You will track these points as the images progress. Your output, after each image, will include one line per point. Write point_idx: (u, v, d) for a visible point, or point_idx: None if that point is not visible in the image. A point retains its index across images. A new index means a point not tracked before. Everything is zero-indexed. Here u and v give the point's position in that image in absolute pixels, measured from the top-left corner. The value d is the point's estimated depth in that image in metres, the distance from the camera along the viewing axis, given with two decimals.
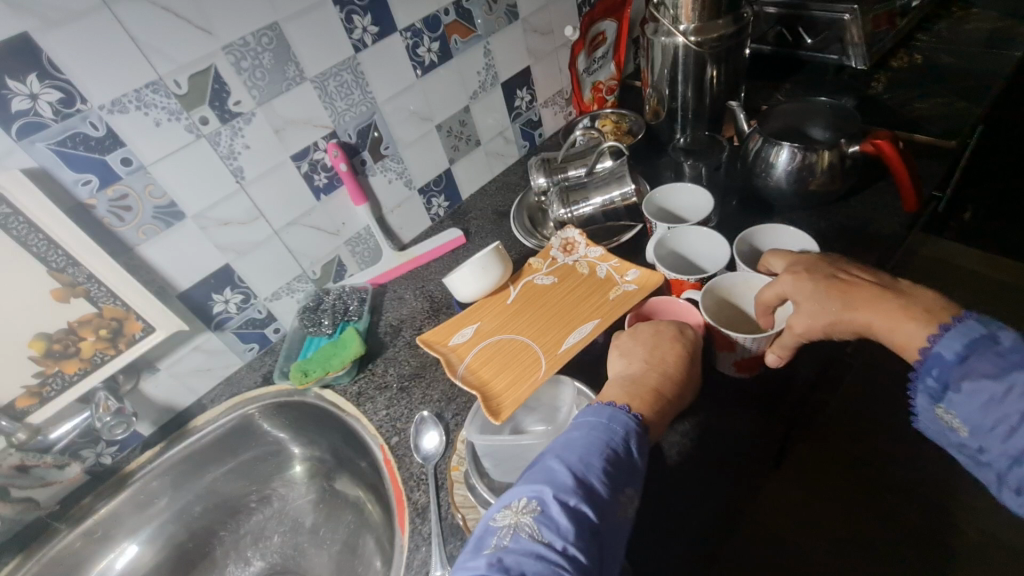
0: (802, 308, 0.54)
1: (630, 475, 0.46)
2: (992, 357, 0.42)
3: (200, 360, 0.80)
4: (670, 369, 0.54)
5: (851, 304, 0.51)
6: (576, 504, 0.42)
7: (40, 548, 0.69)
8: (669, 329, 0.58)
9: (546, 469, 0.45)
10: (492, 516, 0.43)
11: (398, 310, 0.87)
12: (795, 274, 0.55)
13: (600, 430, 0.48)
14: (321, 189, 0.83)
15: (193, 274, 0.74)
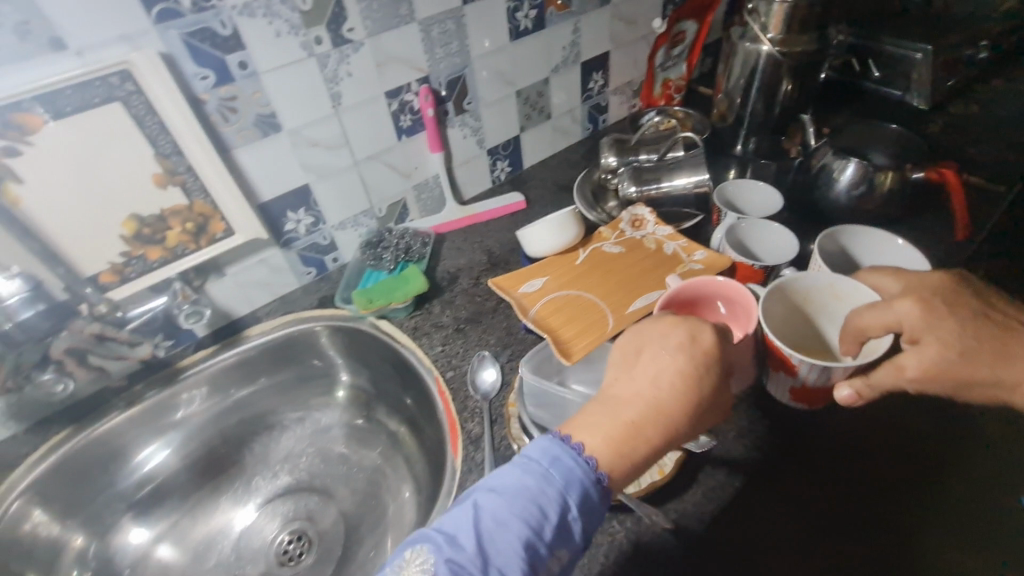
0: (930, 346, 0.49)
1: (558, 537, 0.42)
2: None
3: (262, 274, 0.82)
4: (662, 397, 0.47)
5: (1008, 356, 0.47)
6: (473, 572, 0.39)
7: (92, 424, 0.72)
8: (681, 335, 0.50)
9: (456, 523, 0.42)
10: (391, 560, 0.42)
11: (455, 259, 0.90)
12: (932, 303, 0.50)
13: (529, 483, 0.43)
14: (404, 130, 0.86)
15: (277, 189, 0.77)
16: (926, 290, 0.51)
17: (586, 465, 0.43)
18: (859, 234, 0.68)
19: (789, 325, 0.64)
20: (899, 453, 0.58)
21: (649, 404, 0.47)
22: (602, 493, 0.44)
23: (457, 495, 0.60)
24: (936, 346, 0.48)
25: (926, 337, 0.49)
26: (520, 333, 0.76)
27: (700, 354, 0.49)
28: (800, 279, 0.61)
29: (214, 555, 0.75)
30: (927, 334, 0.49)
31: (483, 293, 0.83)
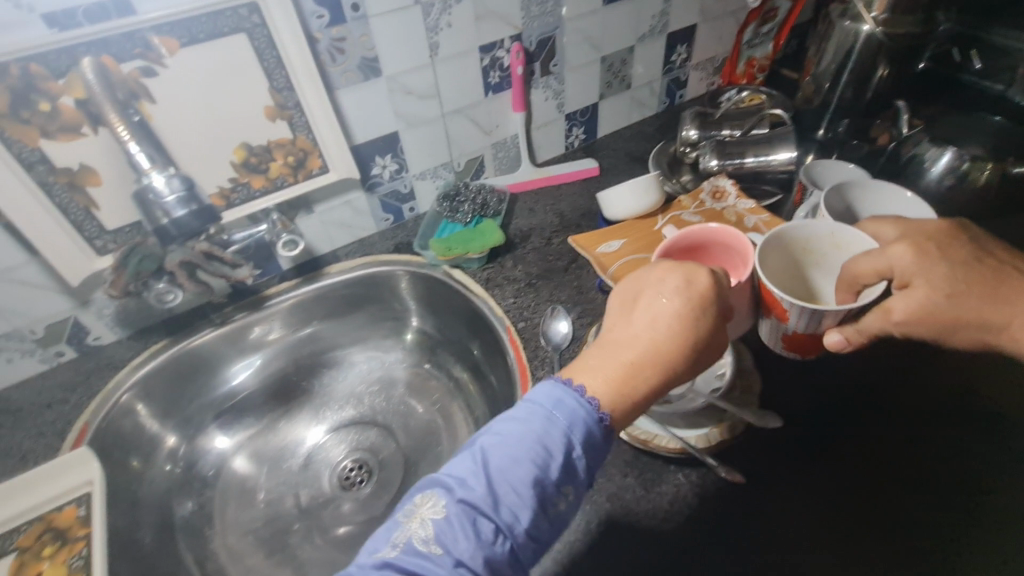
0: (919, 289, 0.48)
1: (565, 476, 0.43)
2: None
3: (346, 215, 0.86)
4: (658, 339, 0.46)
5: (999, 299, 0.47)
6: (483, 513, 0.41)
7: (188, 337, 0.78)
8: (675, 280, 0.48)
9: (464, 467, 0.43)
10: (402, 506, 0.43)
11: (528, 219, 0.92)
12: (923, 245, 0.49)
13: (533, 428, 0.43)
14: (492, 86, 0.87)
15: (369, 133, 0.80)
16: (920, 234, 0.50)
17: (589, 405, 0.44)
18: (862, 189, 0.66)
19: (784, 274, 0.60)
20: (938, 446, 0.57)
21: (644, 347, 0.46)
22: (607, 434, 0.45)
23: None
24: (925, 289, 0.48)
25: (918, 281, 0.48)
26: (590, 292, 0.78)
27: (696, 299, 0.47)
28: (803, 227, 0.57)
29: (284, 470, 0.80)
30: (919, 277, 0.48)
31: (555, 253, 0.85)
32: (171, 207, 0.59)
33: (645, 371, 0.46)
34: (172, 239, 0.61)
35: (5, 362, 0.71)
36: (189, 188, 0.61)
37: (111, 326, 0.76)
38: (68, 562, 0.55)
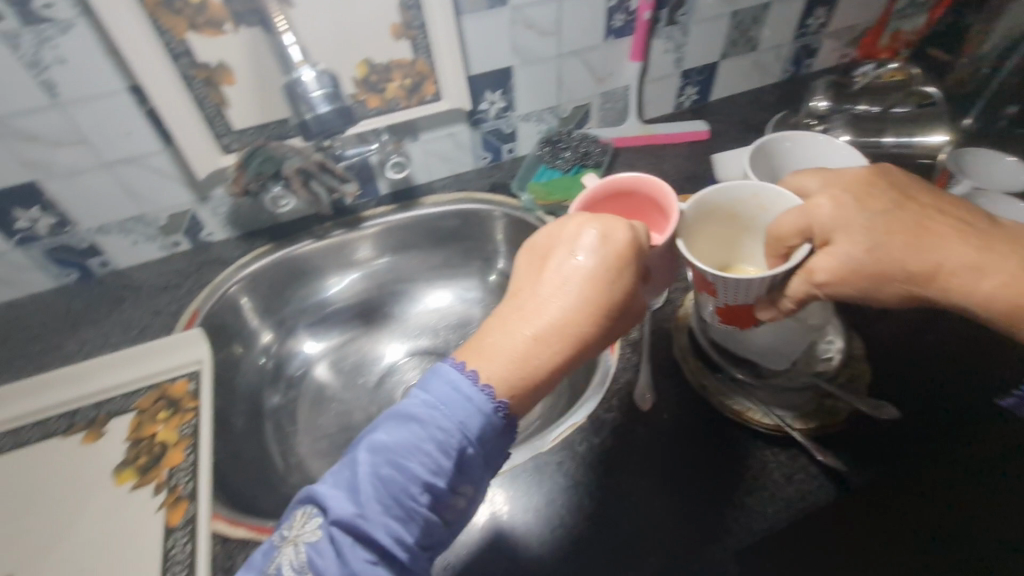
0: (845, 243, 0.43)
1: (458, 476, 0.40)
2: None
3: (447, 148, 0.86)
4: (552, 302, 0.42)
5: (924, 244, 0.42)
6: (362, 529, 0.38)
7: (289, 246, 0.81)
8: (588, 240, 0.43)
9: (340, 482, 0.40)
10: (279, 527, 0.40)
11: (628, 175, 0.89)
12: (835, 196, 0.44)
13: (415, 429, 0.40)
14: (613, 30, 0.83)
15: (485, 64, 0.78)
16: (837, 185, 0.46)
17: (485, 397, 0.40)
18: (784, 142, 0.63)
19: (706, 243, 0.54)
20: None
21: (545, 315, 0.42)
22: (507, 424, 0.41)
23: (609, 387, 0.62)
24: (852, 243, 0.43)
25: (840, 236, 0.43)
26: None
27: (611, 257, 0.43)
28: (722, 189, 0.50)
29: (358, 386, 0.82)
30: (839, 232, 0.43)
31: None
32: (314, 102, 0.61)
33: (538, 333, 0.42)
34: (314, 135, 0.63)
35: (132, 244, 0.77)
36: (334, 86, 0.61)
37: (222, 225, 0.80)
38: (179, 429, 0.61)
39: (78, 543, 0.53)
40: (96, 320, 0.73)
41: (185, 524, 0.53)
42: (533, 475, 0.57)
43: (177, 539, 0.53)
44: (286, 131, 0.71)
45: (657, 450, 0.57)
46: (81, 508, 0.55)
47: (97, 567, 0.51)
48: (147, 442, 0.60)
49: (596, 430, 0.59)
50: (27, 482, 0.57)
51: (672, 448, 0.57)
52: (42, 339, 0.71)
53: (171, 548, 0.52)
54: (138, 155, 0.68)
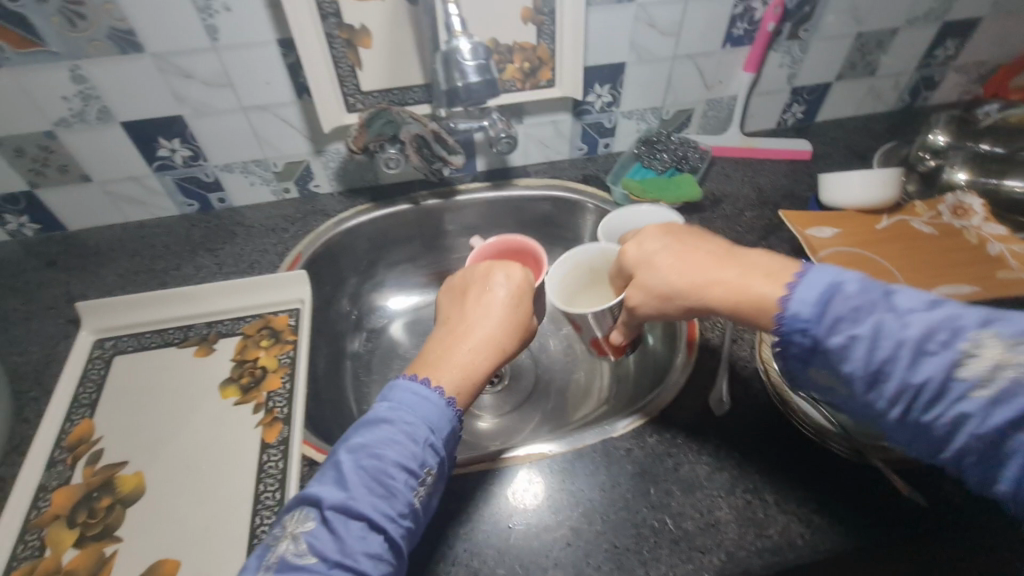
0: (653, 278, 0.51)
1: (428, 463, 0.46)
2: (842, 304, 0.39)
3: (548, 135, 0.88)
4: (469, 326, 0.56)
5: (686, 264, 0.50)
6: (354, 509, 0.42)
7: (387, 207, 0.85)
8: (494, 276, 0.60)
9: (326, 478, 0.44)
10: (273, 530, 0.43)
11: (723, 185, 0.88)
12: (641, 240, 0.54)
13: (388, 426, 0.46)
14: (732, 38, 0.83)
15: (601, 57, 0.79)
16: (636, 236, 0.55)
17: (438, 397, 0.49)
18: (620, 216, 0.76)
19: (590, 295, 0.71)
20: None
21: (470, 334, 0.56)
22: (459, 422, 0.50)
23: (683, 386, 0.63)
24: (657, 276, 0.50)
25: (645, 273, 0.52)
26: None
27: (516, 291, 0.59)
28: (580, 252, 0.68)
29: None
30: (642, 268, 0.53)
31: (745, 226, 0.82)
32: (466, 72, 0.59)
33: (464, 347, 0.54)
34: (458, 103, 0.62)
35: (249, 185, 0.83)
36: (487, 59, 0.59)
37: (330, 179, 0.85)
38: (279, 358, 0.66)
39: (185, 443, 0.59)
40: (211, 249, 0.80)
41: (279, 443, 0.58)
42: (602, 458, 0.58)
43: (271, 456, 0.57)
44: (407, 98, 0.75)
45: (728, 453, 0.58)
46: (190, 413, 0.61)
47: (200, 467, 0.57)
48: (250, 365, 0.65)
49: (668, 426, 0.60)
50: (146, 381, 0.64)
51: (744, 455, 0.57)
52: (164, 259, 0.78)
53: (265, 463, 0.57)
54: (272, 103, 0.74)
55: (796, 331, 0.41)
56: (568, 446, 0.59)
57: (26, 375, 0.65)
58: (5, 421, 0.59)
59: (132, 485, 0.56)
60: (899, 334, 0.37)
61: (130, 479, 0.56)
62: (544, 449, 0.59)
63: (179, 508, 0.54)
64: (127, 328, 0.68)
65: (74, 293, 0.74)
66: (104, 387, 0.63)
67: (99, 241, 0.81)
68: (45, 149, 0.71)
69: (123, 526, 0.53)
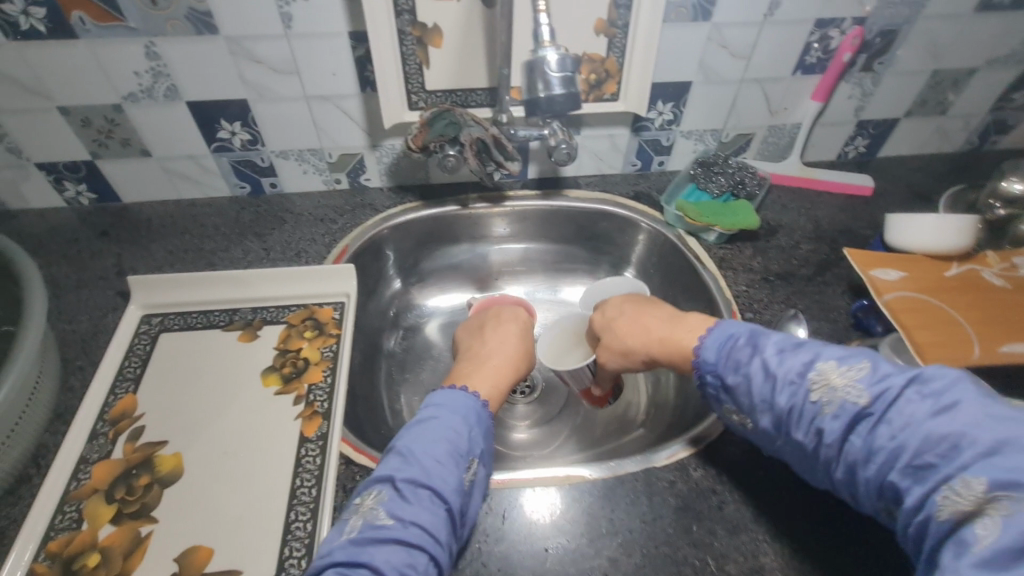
0: (614, 337, 0.66)
1: (474, 452, 0.52)
2: (736, 350, 0.53)
3: (603, 148, 0.87)
4: (481, 354, 0.69)
5: (637, 325, 0.65)
6: (420, 483, 0.48)
7: (435, 206, 0.84)
8: (507, 317, 0.76)
9: (394, 462, 0.49)
10: (350, 507, 0.48)
11: (779, 214, 0.86)
12: (605, 308, 0.70)
13: (440, 419, 0.53)
14: (804, 66, 0.80)
15: (668, 74, 0.78)
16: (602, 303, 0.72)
17: (476, 398, 0.57)
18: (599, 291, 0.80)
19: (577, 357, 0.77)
20: None
21: (489, 357, 0.68)
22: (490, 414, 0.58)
23: None
24: (618, 335, 0.66)
25: (609, 334, 0.67)
26: (832, 313, 0.72)
27: (523, 328, 0.75)
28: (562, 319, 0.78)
29: None
30: (607, 328, 0.68)
31: (800, 259, 0.79)
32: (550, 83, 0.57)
33: (481, 367, 0.66)
34: (539, 114, 0.60)
35: (302, 173, 0.83)
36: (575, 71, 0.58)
37: (381, 173, 0.85)
38: (321, 351, 0.65)
39: (225, 428, 0.58)
40: (260, 234, 0.80)
41: (318, 439, 0.58)
42: (643, 488, 0.57)
43: (309, 451, 0.57)
44: (469, 100, 0.75)
45: (779, 500, 0.55)
46: (231, 398, 0.61)
47: (238, 454, 0.57)
48: (293, 355, 0.65)
49: (713, 462, 0.58)
50: (189, 362, 0.64)
51: (792, 501, 0.55)
52: (213, 240, 0.78)
53: (303, 457, 0.56)
54: (334, 94, 0.73)
55: (710, 372, 0.55)
56: (608, 472, 0.58)
57: (73, 344, 0.65)
58: (52, 389, 0.60)
59: (171, 466, 0.55)
60: (774, 369, 0.50)
61: (169, 460, 0.56)
62: (584, 473, 0.57)
63: (216, 494, 0.54)
64: (174, 306, 0.69)
65: (124, 266, 0.75)
66: (148, 363, 0.63)
67: (151, 216, 0.81)
68: (111, 121, 0.72)
69: (159, 508, 0.53)
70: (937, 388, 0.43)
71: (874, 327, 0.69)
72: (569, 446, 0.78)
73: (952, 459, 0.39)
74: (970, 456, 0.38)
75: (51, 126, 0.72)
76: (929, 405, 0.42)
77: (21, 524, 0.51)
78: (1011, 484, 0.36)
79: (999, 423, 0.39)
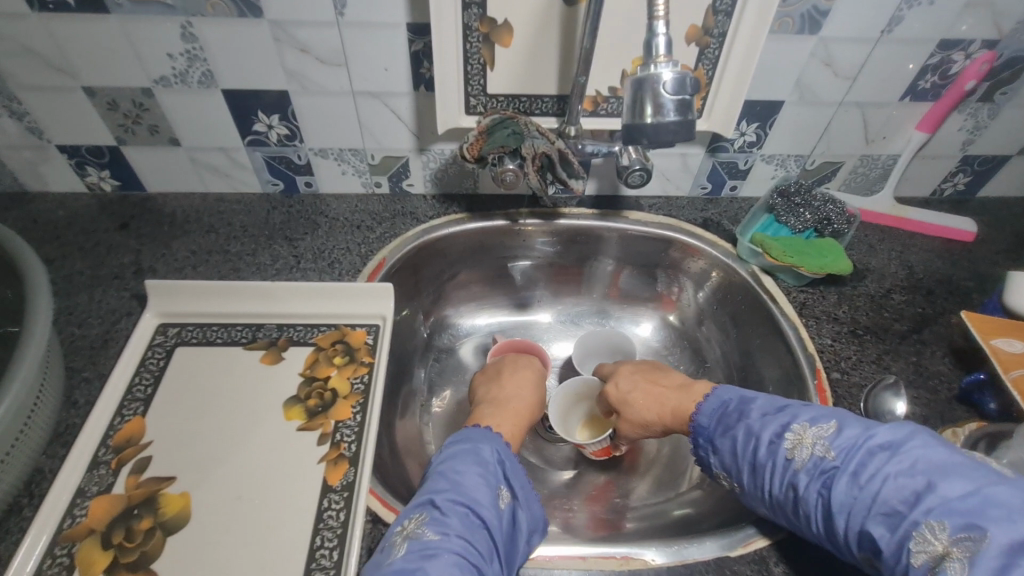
0: (633, 409, 0.64)
1: (503, 479, 0.50)
2: (720, 413, 0.55)
3: (672, 167, 0.78)
4: (498, 397, 0.64)
5: (648, 390, 0.64)
6: (459, 502, 0.46)
7: (482, 220, 0.76)
8: (527, 364, 0.71)
9: (433, 485, 0.48)
10: (391, 533, 0.45)
11: (867, 257, 0.76)
12: (618, 381, 0.67)
13: (471, 444, 0.52)
14: (915, 92, 0.70)
15: (760, 90, 0.69)
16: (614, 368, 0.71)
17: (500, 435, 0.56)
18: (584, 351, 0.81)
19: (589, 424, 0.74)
20: None
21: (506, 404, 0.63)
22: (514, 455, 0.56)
23: None
24: (636, 408, 0.63)
25: (624, 400, 0.65)
26: (932, 381, 0.63)
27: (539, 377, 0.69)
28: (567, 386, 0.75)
29: None
30: (622, 394, 0.66)
31: (893, 312, 0.70)
32: (664, 110, 0.49)
33: (501, 413, 0.61)
34: (639, 143, 0.51)
35: (340, 173, 0.76)
36: (692, 94, 0.49)
37: (426, 179, 0.77)
38: (352, 382, 0.58)
39: (240, 466, 0.52)
40: (290, 238, 0.72)
41: (343, 489, 0.51)
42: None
43: (332, 503, 0.50)
44: (533, 108, 0.67)
45: None
46: (249, 430, 0.54)
47: (253, 499, 0.50)
48: (320, 385, 0.58)
49: (793, 556, 0.51)
50: (206, 383, 0.57)
51: None
52: (240, 241, 0.71)
53: (325, 510, 0.50)
54: (384, 91, 0.66)
55: (702, 436, 0.56)
56: (674, 557, 0.50)
57: (81, 352, 0.59)
58: (54, 404, 0.54)
59: (177, 507, 0.49)
60: (754, 430, 0.51)
61: (176, 500, 0.49)
62: (647, 557, 0.50)
63: (226, 547, 0.47)
64: (194, 316, 0.62)
65: (143, 264, 0.68)
66: (161, 381, 0.57)
67: (175, 209, 0.75)
68: (139, 105, 0.66)
69: (161, 558, 0.46)
70: (897, 439, 0.43)
71: (987, 405, 0.59)
72: (613, 502, 0.70)
73: (919, 504, 0.39)
74: (931, 500, 0.38)
75: (74, 106, 0.65)
76: (888, 455, 0.42)
77: (6, 567, 0.45)
78: (970, 525, 0.36)
79: (956, 468, 0.39)
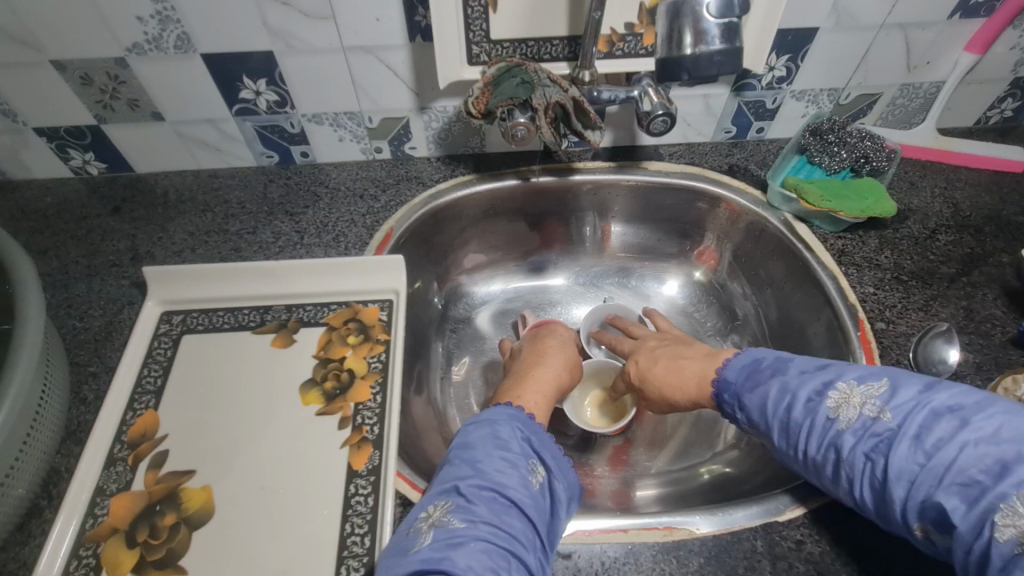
0: (656, 385, 0.59)
1: (533, 454, 0.47)
2: (752, 370, 0.51)
3: (693, 111, 0.72)
4: (521, 371, 0.61)
5: (671, 364, 0.59)
6: (496, 490, 0.43)
7: (492, 181, 0.71)
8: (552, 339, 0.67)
9: (457, 472, 0.45)
10: (416, 517, 0.43)
11: (907, 196, 0.71)
12: (638, 358, 0.63)
13: (492, 425, 0.48)
14: (967, 7, 0.63)
15: (792, 16, 0.62)
16: (638, 344, 0.66)
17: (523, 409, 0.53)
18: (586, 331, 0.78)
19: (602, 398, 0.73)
20: None
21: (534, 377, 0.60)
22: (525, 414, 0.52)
23: None
24: (658, 383, 0.59)
25: (651, 378, 0.60)
26: (984, 325, 0.59)
27: (563, 351, 0.65)
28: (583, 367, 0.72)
29: None
30: (647, 370, 0.61)
31: (939, 255, 0.65)
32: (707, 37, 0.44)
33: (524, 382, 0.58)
34: (675, 81, 0.47)
35: (338, 140, 0.71)
36: (739, 15, 0.44)
37: (428, 141, 0.72)
38: (368, 362, 0.55)
39: (259, 455, 0.50)
40: (292, 212, 0.68)
41: (368, 473, 0.49)
42: (765, 549, 0.47)
43: (359, 488, 0.48)
44: (543, 53, 0.61)
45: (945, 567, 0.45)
46: (265, 418, 0.52)
47: (277, 490, 0.48)
48: (336, 366, 0.55)
49: (845, 518, 0.48)
50: (216, 372, 0.54)
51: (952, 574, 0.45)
52: (238, 219, 0.67)
53: (351, 496, 0.48)
54: (378, 45, 0.60)
55: (728, 391, 0.52)
56: (720, 526, 0.48)
57: (86, 345, 0.57)
58: (61, 402, 0.51)
59: (201, 502, 0.47)
60: (791, 387, 0.47)
61: (198, 495, 0.48)
62: (693, 526, 0.48)
63: (252, 539, 0.46)
64: (197, 302, 0.59)
65: (140, 250, 0.65)
66: (170, 371, 0.54)
67: (167, 189, 0.71)
68: (115, 78, 0.61)
69: (189, 554, 0.45)
70: (966, 403, 0.39)
71: None
72: (645, 466, 0.68)
73: (1005, 477, 0.34)
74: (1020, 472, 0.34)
75: (46, 84, 0.60)
76: (960, 418, 0.38)
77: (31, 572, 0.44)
78: None
79: None
